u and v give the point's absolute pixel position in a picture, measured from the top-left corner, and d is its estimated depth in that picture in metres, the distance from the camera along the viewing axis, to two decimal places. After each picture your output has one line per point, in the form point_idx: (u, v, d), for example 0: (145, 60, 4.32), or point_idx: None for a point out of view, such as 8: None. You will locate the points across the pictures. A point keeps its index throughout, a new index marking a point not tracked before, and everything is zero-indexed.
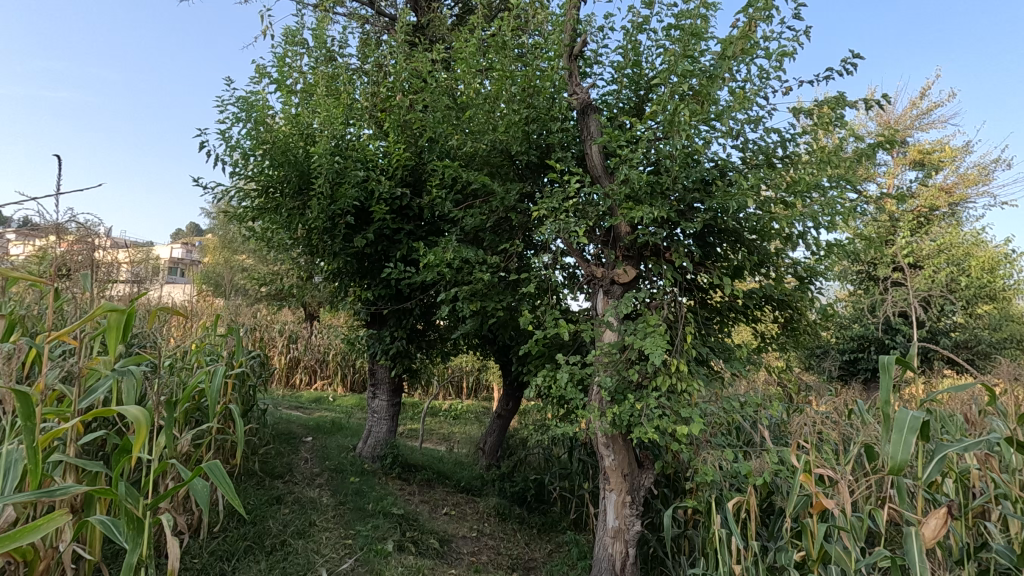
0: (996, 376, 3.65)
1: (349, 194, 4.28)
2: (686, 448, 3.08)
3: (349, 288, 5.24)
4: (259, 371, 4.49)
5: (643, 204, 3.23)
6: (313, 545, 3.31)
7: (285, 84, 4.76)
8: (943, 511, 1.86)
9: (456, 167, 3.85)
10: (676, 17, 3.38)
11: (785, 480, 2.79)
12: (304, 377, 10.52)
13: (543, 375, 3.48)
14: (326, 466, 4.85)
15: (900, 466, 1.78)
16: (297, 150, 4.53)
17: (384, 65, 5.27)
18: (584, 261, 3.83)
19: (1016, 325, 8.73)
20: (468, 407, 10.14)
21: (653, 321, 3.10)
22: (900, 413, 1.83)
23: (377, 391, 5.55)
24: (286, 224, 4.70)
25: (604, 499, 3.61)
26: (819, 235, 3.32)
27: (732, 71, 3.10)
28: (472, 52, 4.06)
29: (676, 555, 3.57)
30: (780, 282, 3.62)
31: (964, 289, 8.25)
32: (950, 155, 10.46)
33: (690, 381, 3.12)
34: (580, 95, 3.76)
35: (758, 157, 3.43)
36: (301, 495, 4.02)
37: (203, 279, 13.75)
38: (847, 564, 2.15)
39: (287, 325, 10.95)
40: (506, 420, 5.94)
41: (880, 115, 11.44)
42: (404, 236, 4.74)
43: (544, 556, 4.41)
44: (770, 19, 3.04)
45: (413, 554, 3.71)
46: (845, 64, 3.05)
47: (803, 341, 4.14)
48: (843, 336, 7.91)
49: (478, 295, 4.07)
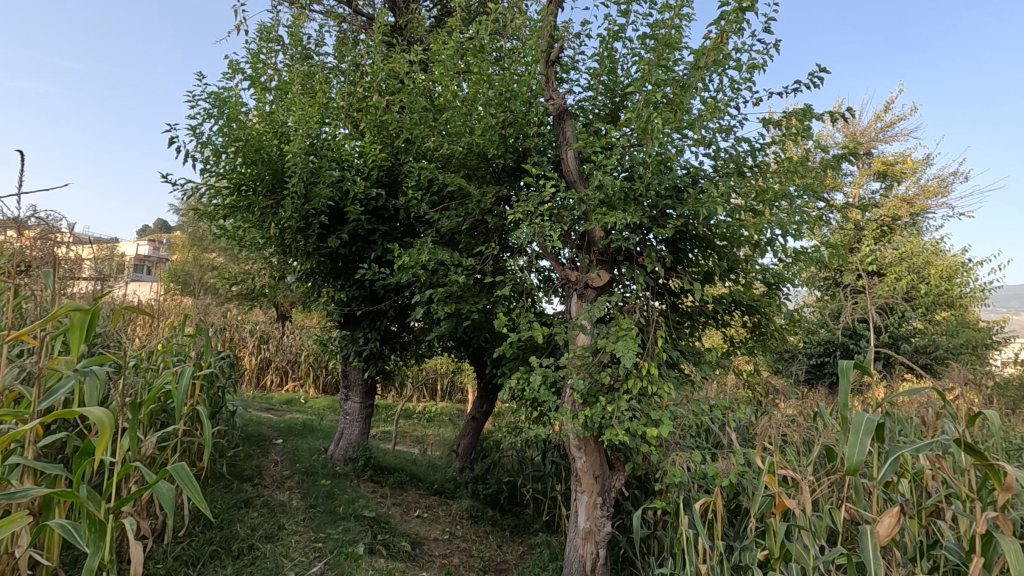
0: (950, 381, 3.83)
1: (324, 194, 4.23)
2: (655, 450, 3.14)
3: (322, 288, 5.16)
4: (228, 372, 4.41)
5: (617, 210, 3.28)
6: (281, 549, 3.28)
7: (259, 81, 4.70)
8: (896, 510, 1.93)
9: (432, 169, 3.85)
10: (652, 27, 3.48)
11: (750, 481, 2.87)
12: (275, 378, 10.32)
13: (517, 378, 3.49)
14: (297, 468, 4.78)
15: (855, 466, 1.85)
16: (271, 148, 4.49)
17: (361, 64, 5.24)
18: (559, 265, 3.87)
19: (975, 332, 9.02)
20: (443, 409, 10.09)
21: (626, 324, 3.16)
22: (856, 416, 1.90)
23: (349, 392, 5.49)
24: (258, 224, 4.63)
25: (576, 500, 3.64)
26: (786, 242, 3.43)
27: (705, 82, 3.22)
28: (450, 54, 4.05)
29: (646, 556, 3.62)
30: (749, 287, 3.73)
31: (922, 296, 8.65)
32: (912, 167, 10.86)
33: (660, 384, 3.18)
34: (556, 100, 3.83)
35: (729, 165, 3.53)
36: (270, 498, 3.97)
37: (171, 276, 13.40)
38: (807, 563, 2.21)
39: (258, 325, 10.75)
40: (480, 423, 5.94)
41: (846, 126, 11.80)
42: (379, 237, 4.74)
43: (516, 558, 4.44)
44: (741, 32, 3.15)
45: (384, 557, 3.69)
46: (813, 77, 3.17)
47: (770, 345, 4.25)
48: (810, 341, 8.13)
49: (453, 297, 4.07)
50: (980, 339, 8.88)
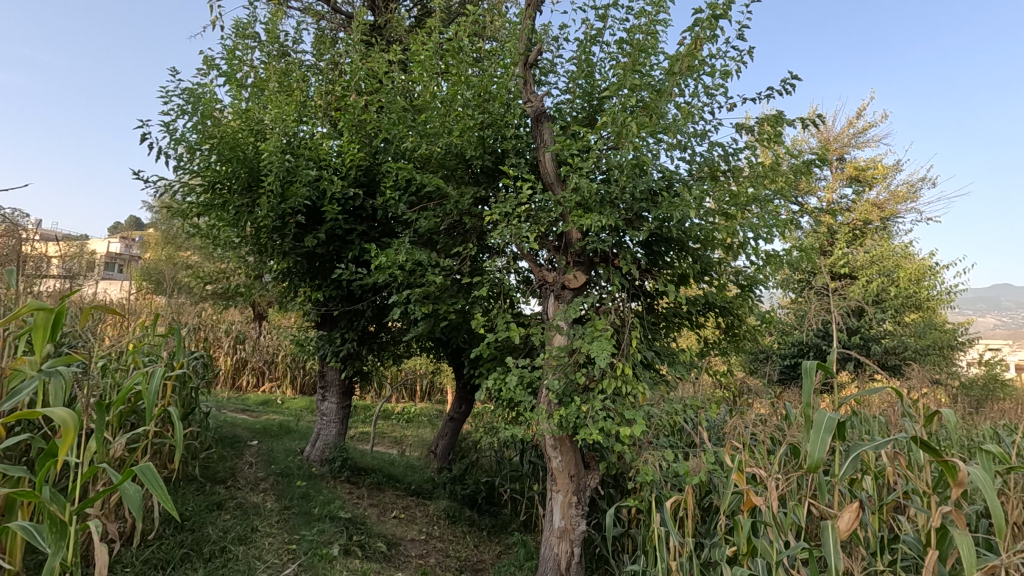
0: (913, 381, 3.97)
1: (300, 193, 4.19)
2: (628, 449, 3.19)
3: (299, 288, 5.12)
4: (201, 372, 4.34)
5: (592, 212, 3.32)
6: (254, 552, 3.26)
7: (234, 77, 4.66)
8: (856, 505, 1.99)
9: (409, 169, 3.84)
10: (628, 32, 3.54)
11: (720, 479, 2.93)
12: (251, 378, 10.18)
13: (493, 378, 3.51)
14: (272, 469, 4.73)
15: (816, 463, 1.91)
16: (247, 146, 4.44)
17: (339, 63, 5.22)
18: (536, 266, 3.90)
19: (942, 333, 9.28)
20: (423, 411, 10.02)
21: (601, 325, 3.21)
22: (818, 414, 1.96)
23: (326, 393, 5.45)
24: (233, 222, 4.57)
25: (551, 499, 3.67)
26: (758, 245, 3.51)
27: (680, 87, 3.29)
28: (429, 55, 4.05)
29: (620, 554, 3.67)
30: (723, 289, 3.80)
31: (892, 298, 8.91)
32: (883, 173, 11.14)
33: (635, 384, 3.23)
34: (534, 103, 3.90)
35: (704, 169, 3.62)
36: (243, 500, 3.94)
37: (144, 275, 13.08)
38: (771, 558, 2.26)
39: (234, 325, 10.56)
40: (459, 423, 5.95)
41: (820, 132, 12.06)
42: (357, 237, 4.72)
43: (492, 558, 4.46)
44: (715, 39, 3.23)
45: (359, 558, 3.68)
46: (784, 84, 3.29)
47: (744, 346, 4.34)
48: (784, 342, 8.30)
49: (431, 297, 4.07)
50: (947, 340, 9.14)
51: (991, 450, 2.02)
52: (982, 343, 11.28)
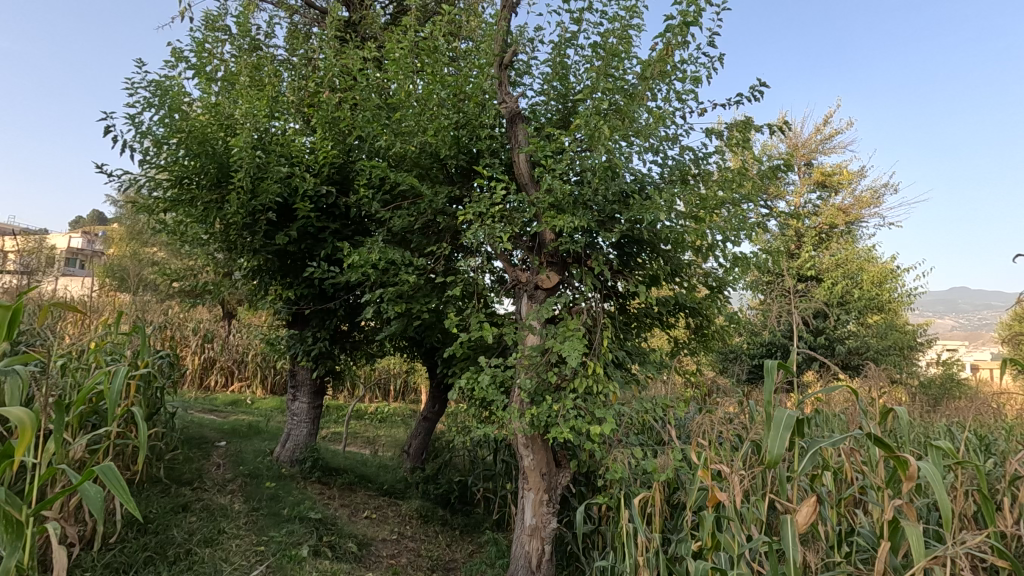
0: (872, 380, 4.12)
1: (272, 190, 4.14)
2: (598, 447, 3.24)
3: (270, 286, 5.04)
4: (167, 372, 4.25)
5: (565, 213, 3.36)
6: (221, 554, 3.22)
7: (204, 71, 4.56)
8: (813, 499, 2.05)
9: (383, 168, 3.82)
10: (602, 36, 3.59)
11: (687, 476, 3.00)
12: (219, 378, 9.96)
13: (466, 377, 3.51)
14: (240, 470, 4.65)
15: (775, 459, 1.98)
16: (216, 140, 4.35)
17: (313, 58, 5.16)
18: (510, 266, 3.93)
19: (903, 334, 9.62)
20: (396, 410, 9.96)
21: (573, 325, 3.26)
22: (778, 412, 2.02)
23: (297, 393, 5.38)
24: (201, 219, 4.47)
25: (523, 498, 3.71)
26: (726, 247, 3.60)
27: (652, 92, 3.35)
28: (404, 53, 4.04)
29: (590, 550, 3.72)
30: (692, 290, 3.89)
31: (855, 300, 9.20)
32: (848, 178, 11.48)
33: (606, 383, 3.29)
34: (509, 104, 3.89)
35: (675, 172, 3.70)
36: (209, 501, 3.87)
37: (107, 271, 12.68)
38: (734, 551, 2.33)
39: (202, 324, 10.33)
40: (432, 423, 5.94)
41: (788, 137, 12.37)
42: (330, 235, 4.68)
43: (464, 557, 4.47)
44: (686, 45, 3.30)
45: (329, 558, 3.65)
46: (753, 91, 3.39)
47: (713, 345, 4.44)
48: (753, 342, 8.50)
49: (404, 296, 4.07)
50: (907, 340, 9.48)
51: (941, 447, 2.13)
52: (940, 344, 11.73)
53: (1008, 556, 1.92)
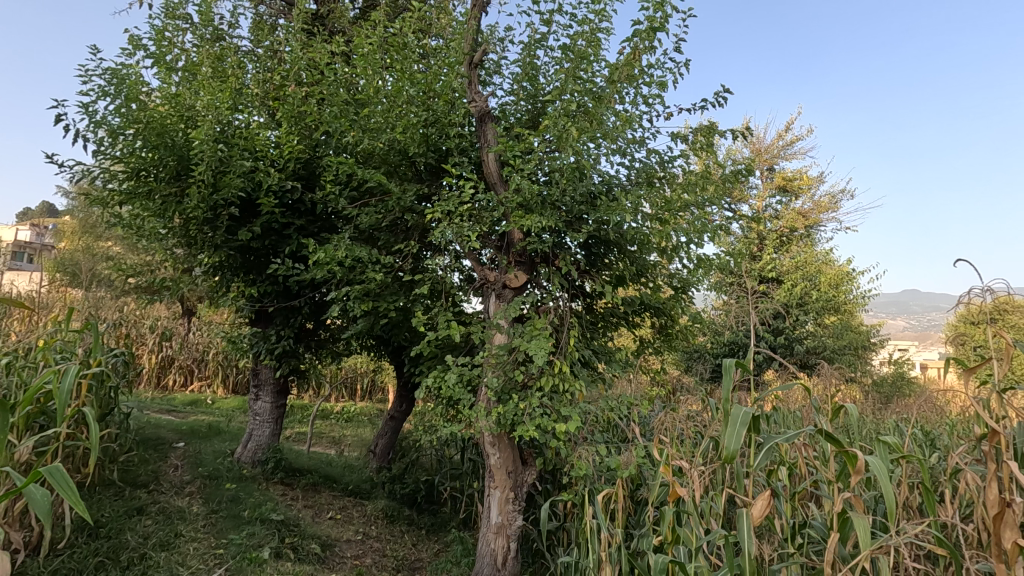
0: (826, 378, 4.28)
1: (234, 184, 4.04)
2: (564, 444, 3.28)
3: (232, 283, 4.92)
4: (122, 371, 4.10)
5: (533, 213, 3.39)
6: (177, 558, 3.14)
7: (163, 60, 4.42)
8: (768, 492, 2.11)
9: (350, 165, 3.77)
10: (570, 39, 3.63)
11: (649, 472, 3.06)
12: (178, 377, 9.67)
13: (432, 376, 3.50)
14: (199, 472, 4.52)
15: (731, 454, 2.05)
16: (176, 132, 4.23)
17: (279, 51, 5.05)
18: (478, 265, 3.94)
19: (858, 334, 10.00)
20: (363, 410, 9.85)
21: (540, 324, 3.29)
22: (735, 409, 2.09)
23: (260, 392, 5.27)
24: (159, 213, 4.33)
25: (489, 496, 3.72)
26: (690, 249, 3.68)
27: (620, 95, 3.41)
28: (373, 48, 4.00)
29: (555, 547, 3.76)
30: (657, 290, 3.97)
31: (813, 301, 9.53)
32: (808, 183, 11.88)
33: (572, 382, 3.33)
34: (478, 103, 3.90)
35: (642, 175, 3.76)
36: (166, 504, 3.76)
37: (57, 265, 12.12)
38: (692, 544, 2.39)
39: (161, 321, 10.00)
40: (399, 422, 5.89)
41: (752, 143, 12.72)
42: (295, 232, 4.59)
43: (430, 556, 4.45)
44: (653, 50, 3.37)
45: (291, 560, 3.59)
46: (717, 96, 3.52)
47: (676, 345, 4.54)
48: (716, 342, 8.72)
49: (371, 294, 4.03)
50: (861, 340, 9.88)
51: (889, 442, 2.22)
52: (892, 344, 12.24)
53: (947, 545, 2.02)
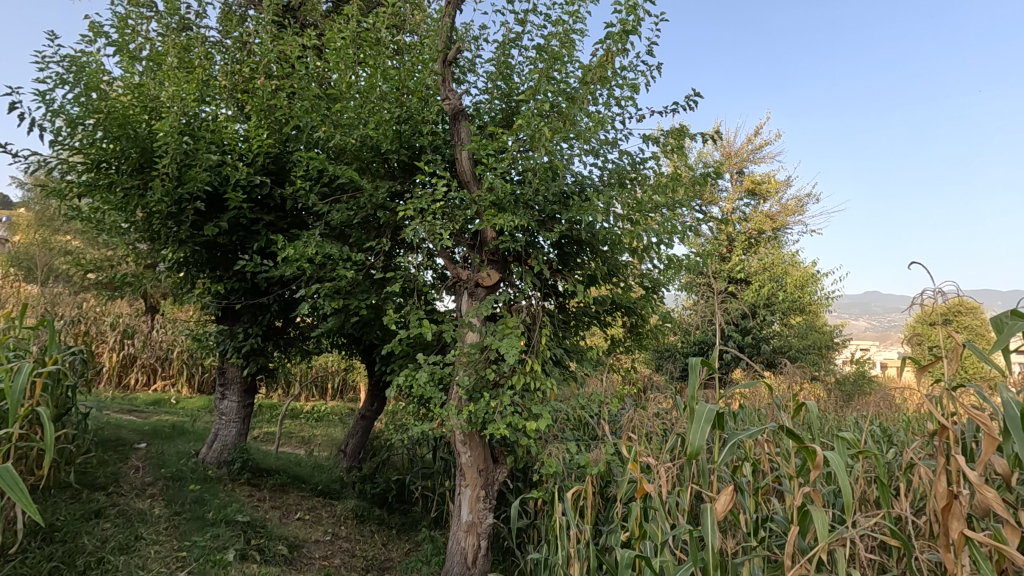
0: (790, 376, 4.41)
1: (200, 178, 3.94)
2: (534, 442, 3.30)
3: (197, 279, 4.80)
4: (79, 369, 3.96)
5: (506, 212, 3.39)
6: (137, 561, 3.05)
7: (126, 48, 4.28)
8: (732, 488, 2.16)
9: (321, 160, 3.72)
10: (544, 39, 3.65)
11: (618, 469, 3.11)
12: (141, 377, 9.38)
13: (404, 375, 3.48)
14: (162, 473, 4.40)
15: (696, 450, 2.09)
16: (139, 123, 4.10)
17: (248, 42, 4.94)
18: (451, 263, 3.93)
19: (822, 334, 10.30)
20: (334, 409, 9.72)
21: (512, 323, 3.30)
22: (700, 406, 2.13)
23: (226, 391, 5.15)
24: (121, 206, 4.20)
25: (459, 494, 3.72)
26: (661, 249, 3.75)
27: (593, 96, 3.44)
28: (345, 43, 3.95)
29: (525, 544, 3.78)
30: (627, 290, 4.02)
31: (780, 301, 9.77)
32: (775, 187, 12.17)
33: (543, 380, 3.35)
34: (452, 101, 3.82)
35: (614, 176, 3.81)
36: (126, 506, 3.65)
37: (11, 259, 11.61)
38: (658, 539, 2.43)
39: (122, 318, 9.68)
40: (370, 421, 5.84)
41: (722, 146, 12.97)
42: (263, 228, 4.51)
43: (400, 556, 4.42)
44: (626, 53, 3.41)
45: (258, 562, 3.52)
46: (688, 100, 3.61)
47: (647, 344, 4.61)
48: (686, 341, 8.87)
49: (342, 292, 3.98)
50: (825, 340, 10.17)
51: (846, 438, 2.29)
52: (854, 344, 12.65)
53: (899, 536, 2.09)
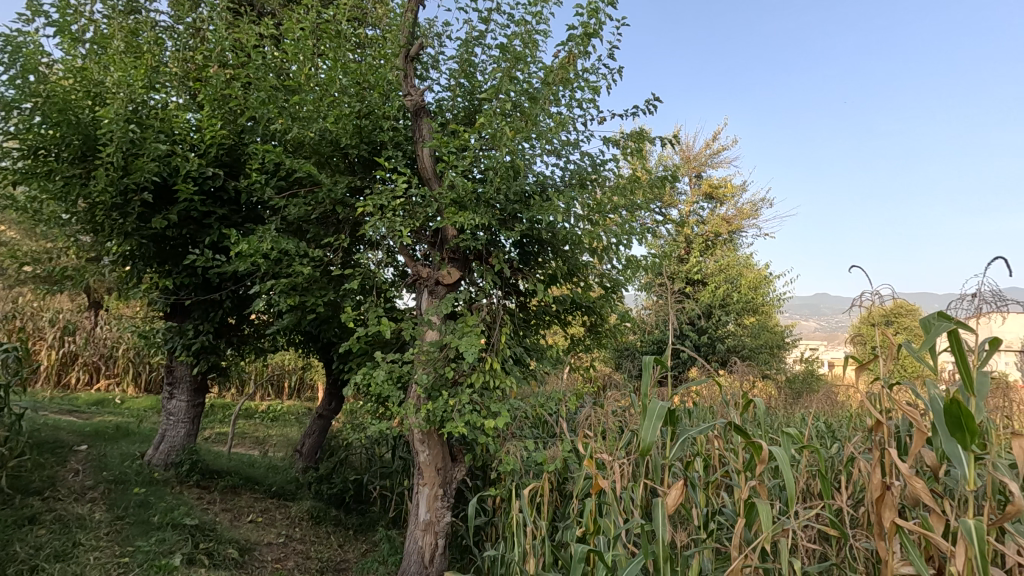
0: (742, 375, 4.57)
1: (148, 168, 3.78)
2: (492, 440, 3.31)
3: (145, 274, 4.61)
4: (13, 367, 3.75)
5: (467, 210, 3.39)
6: (74, 569, 2.92)
7: (68, 30, 4.06)
8: (682, 482, 2.20)
9: (277, 153, 3.62)
10: (507, 38, 3.66)
11: (574, 465, 3.15)
12: (82, 376, 8.93)
13: (361, 373, 3.43)
14: (104, 476, 4.20)
15: (647, 445, 2.14)
16: (81, 109, 3.91)
17: (201, 29, 4.77)
18: (411, 260, 3.90)
19: (774, 334, 10.68)
20: (291, 408, 9.49)
21: (471, 321, 3.30)
22: (652, 403, 2.18)
23: (174, 390, 4.95)
24: (60, 196, 3.99)
25: (417, 493, 3.70)
26: (620, 250, 3.81)
27: (554, 97, 3.47)
28: (304, 34, 3.86)
29: (483, 542, 3.79)
30: (587, 290, 4.08)
31: (735, 302, 10.09)
32: (732, 191, 12.56)
33: (502, 379, 3.37)
34: (414, 97, 3.77)
35: (575, 177, 3.86)
36: (63, 511, 3.48)
37: None
38: (611, 534, 2.48)
39: (63, 314, 9.19)
40: (327, 421, 5.74)
41: (682, 150, 13.29)
42: (216, 221, 4.36)
43: (356, 557, 4.36)
44: (587, 55, 3.46)
45: (206, 567, 3.41)
46: (648, 104, 3.62)
47: (606, 343, 4.68)
48: (645, 340, 9.06)
49: (298, 288, 3.89)
50: (776, 340, 10.56)
51: (791, 432, 2.38)
52: (804, 343, 13.19)
53: (838, 526, 2.20)
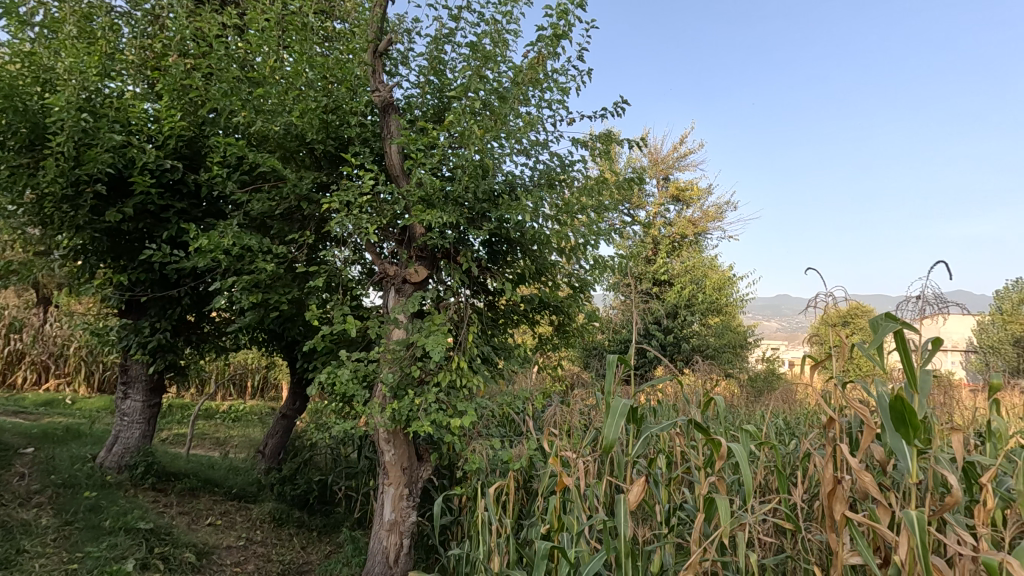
0: (704, 373, 4.67)
1: (101, 159, 3.63)
2: (458, 439, 3.30)
3: (98, 269, 4.43)
4: None
5: (435, 208, 3.37)
6: None
7: (16, 13, 3.87)
8: (644, 478, 2.23)
9: (240, 146, 3.52)
10: (478, 37, 3.66)
11: (540, 463, 3.17)
12: (29, 376, 8.53)
13: (325, 371, 3.37)
14: (51, 480, 4.02)
15: (609, 442, 2.17)
16: (28, 95, 3.72)
17: (160, 17, 4.61)
18: (378, 258, 3.86)
19: (737, 334, 10.96)
20: (254, 408, 9.25)
21: (438, 319, 3.29)
22: (615, 401, 2.22)
23: (128, 390, 4.77)
24: (6, 186, 3.80)
25: (382, 493, 3.66)
26: (588, 250, 3.85)
27: (524, 97, 3.49)
28: (269, 25, 3.77)
29: (449, 541, 3.78)
30: (555, 289, 4.11)
31: (700, 302, 10.30)
32: (698, 194, 12.82)
33: (469, 378, 3.36)
34: (382, 92, 3.73)
35: (544, 177, 3.88)
36: (6, 518, 3.35)
37: None
38: (575, 530, 2.51)
39: (8, 311, 8.76)
40: (291, 421, 5.63)
41: (651, 153, 13.49)
42: (174, 216, 4.22)
43: (320, 558, 4.29)
44: (557, 56, 3.48)
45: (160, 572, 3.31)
46: (616, 107, 3.70)
47: (573, 342, 4.72)
48: (613, 340, 9.17)
49: (261, 285, 3.80)
50: (739, 339, 10.83)
51: (749, 429, 2.45)
52: (766, 343, 13.58)
53: (792, 519, 2.27)
